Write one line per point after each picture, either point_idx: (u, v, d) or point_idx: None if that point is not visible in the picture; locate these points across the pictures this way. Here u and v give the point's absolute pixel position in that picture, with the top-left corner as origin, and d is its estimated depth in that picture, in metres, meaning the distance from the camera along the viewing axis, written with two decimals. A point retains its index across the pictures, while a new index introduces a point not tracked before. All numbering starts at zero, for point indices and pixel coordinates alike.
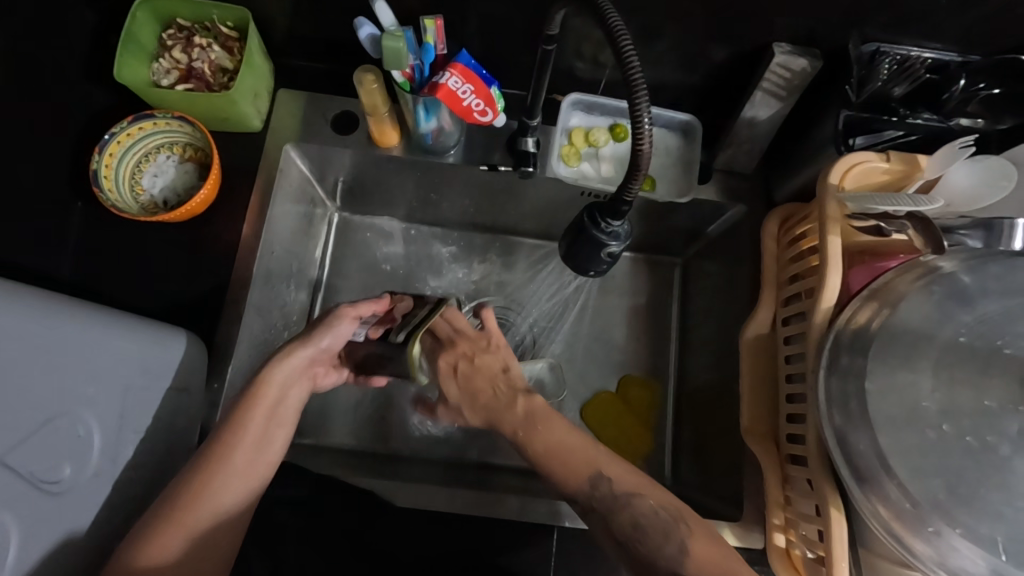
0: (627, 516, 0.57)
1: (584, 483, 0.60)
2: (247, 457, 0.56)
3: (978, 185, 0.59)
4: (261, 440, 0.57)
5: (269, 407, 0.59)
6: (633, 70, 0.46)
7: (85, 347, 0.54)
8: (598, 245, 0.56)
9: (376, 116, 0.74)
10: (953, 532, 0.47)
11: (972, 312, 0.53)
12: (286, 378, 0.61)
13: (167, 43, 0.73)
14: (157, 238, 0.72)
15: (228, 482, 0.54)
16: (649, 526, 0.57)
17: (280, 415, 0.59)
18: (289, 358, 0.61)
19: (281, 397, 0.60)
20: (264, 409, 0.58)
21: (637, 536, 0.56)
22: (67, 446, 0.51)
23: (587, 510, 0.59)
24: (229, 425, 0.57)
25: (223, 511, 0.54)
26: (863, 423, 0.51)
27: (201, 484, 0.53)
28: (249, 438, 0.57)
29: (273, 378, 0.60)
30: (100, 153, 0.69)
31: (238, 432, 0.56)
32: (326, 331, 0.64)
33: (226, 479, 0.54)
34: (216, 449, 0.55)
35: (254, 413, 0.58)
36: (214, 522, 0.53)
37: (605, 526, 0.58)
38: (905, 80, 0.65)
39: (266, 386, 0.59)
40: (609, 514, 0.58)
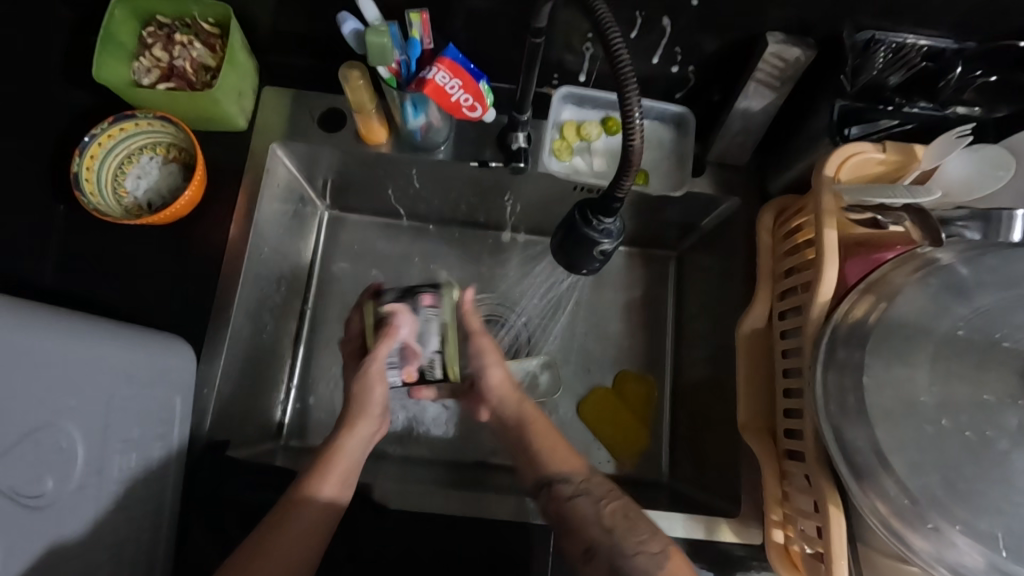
0: (617, 505, 0.64)
1: (579, 468, 0.68)
2: (333, 482, 0.62)
3: (973, 174, 0.59)
4: (343, 475, 0.63)
5: (349, 457, 0.65)
6: (623, 63, 0.45)
7: (71, 357, 0.52)
8: (591, 244, 0.54)
9: (363, 113, 0.72)
10: (952, 529, 0.47)
11: (970, 305, 0.51)
12: (353, 448, 0.66)
13: (148, 41, 0.71)
14: (142, 242, 0.70)
15: (323, 493, 0.60)
16: (634, 517, 0.63)
17: (354, 459, 0.65)
18: (355, 429, 0.67)
19: (353, 461, 0.65)
20: (343, 460, 0.64)
21: (626, 525, 0.62)
22: (51, 459, 0.49)
23: (577, 492, 0.65)
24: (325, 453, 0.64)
25: (316, 514, 0.59)
26: (860, 416, 0.51)
27: (300, 487, 0.60)
28: (340, 464, 0.63)
29: (343, 446, 0.65)
30: (81, 156, 0.67)
31: (327, 465, 0.63)
32: (370, 401, 0.69)
33: (324, 488, 0.60)
34: (313, 467, 0.62)
35: (339, 456, 0.64)
36: (306, 527, 0.58)
37: (599, 512, 0.63)
38: (901, 69, 0.63)
39: (342, 445, 0.65)
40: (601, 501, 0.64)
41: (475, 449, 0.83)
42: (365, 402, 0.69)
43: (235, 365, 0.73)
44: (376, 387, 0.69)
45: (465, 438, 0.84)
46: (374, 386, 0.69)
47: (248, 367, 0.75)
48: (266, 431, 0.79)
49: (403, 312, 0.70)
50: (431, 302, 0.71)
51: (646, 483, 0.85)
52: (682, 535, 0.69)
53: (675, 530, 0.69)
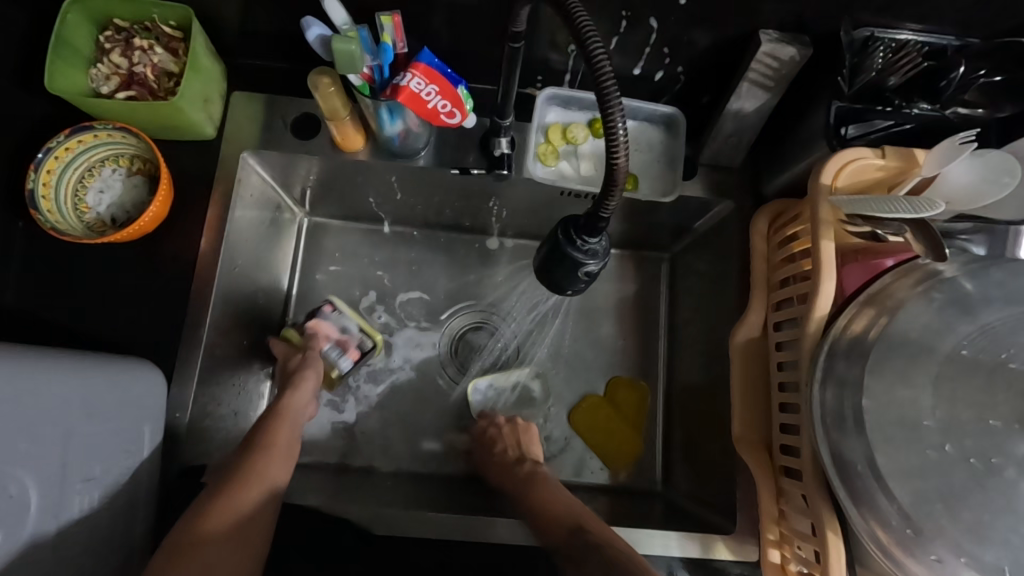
0: (596, 569, 0.58)
1: (562, 531, 0.63)
2: (281, 461, 0.65)
3: (977, 181, 0.55)
4: (286, 448, 0.66)
5: (285, 432, 0.68)
6: (605, 73, 0.42)
7: (22, 396, 0.48)
8: (575, 265, 0.51)
9: (337, 120, 0.69)
10: (957, 561, 0.45)
11: (975, 323, 0.49)
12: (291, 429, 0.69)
13: (105, 46, 0.67)
14: (106, 259, 0.67)
15: (269, 473, 0.63)
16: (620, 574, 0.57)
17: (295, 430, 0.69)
18: (302, 383, 0.73)
19: (297, 418, 0.70)
20: (282, 437, 0.67)
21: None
22: (1, 508, 0.47)
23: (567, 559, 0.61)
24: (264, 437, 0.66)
25: (264, 498, 0.60)
26: (861, 439, 0.49)
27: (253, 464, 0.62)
28: (281, 441, 0.66)
29: (289, 404, 0.71)
30: (37, 171, 0.63)
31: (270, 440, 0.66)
32: (308, 376, 0.74)
33: (269, 467, 0.63)
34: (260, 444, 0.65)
35: (281, 426, 0.68)
36: (256, 511, 0.59)
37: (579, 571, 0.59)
38: (899, 70, 0.59)
39: (288, 410, 0.70)
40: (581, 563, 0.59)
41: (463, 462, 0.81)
42: (304, 376, 0.73)
43: (209, 386, 0.70)
44: (311, 372, 0.74)
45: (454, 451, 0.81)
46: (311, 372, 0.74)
47: (224, 386, 0.73)
48: None
49: (319, 325, 0.79)
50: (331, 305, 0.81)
51: (640, 494, 0.83)
52: (676, 554, 0.67)
53: (670, 549, 0.67)
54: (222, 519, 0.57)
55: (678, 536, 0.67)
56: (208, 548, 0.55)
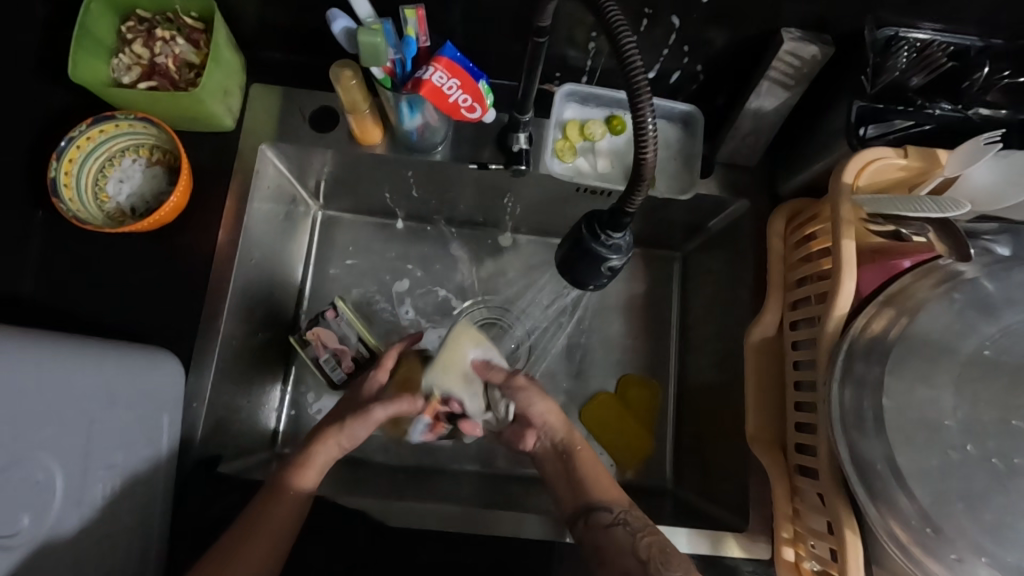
0: (656, 542, 0.60)
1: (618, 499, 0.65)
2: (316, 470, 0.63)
3: (1001, 181, 0.55)
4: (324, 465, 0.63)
5: (329, 449, 0.64)
6: (635, 69, 0.42)
7: (47, 383, 0.49)
8: (598, 260, 0.51)
9: (356, 113, 0.69)
10: (978, 560, 0.45)
11: (997, 324, 0.49)
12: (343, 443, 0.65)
13: (127, 37, 0.67)
14: (125, 249, 0.67)
15: (307, 479, 0.62)
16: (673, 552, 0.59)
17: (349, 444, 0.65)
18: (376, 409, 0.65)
19: (353, 439, 0.65)
20: (321, 454, 0.64)
21: (662, 559, 0.58)
22: (27, 493, 0.47)
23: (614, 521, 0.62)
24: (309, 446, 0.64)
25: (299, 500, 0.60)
26: (881, 439, 0.49)
27: (290, 473, 0.61)
28: (324, 453, 0.64)
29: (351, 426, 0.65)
30: (58, 160, 0.64)
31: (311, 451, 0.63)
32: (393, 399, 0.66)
33: (308, 474, 0.62)
34: (299, 457, 0.63)
35: (332, 438, 0.65)
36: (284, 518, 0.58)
37: (636, 545, 0.59)
38: (923, 70, 0.60)
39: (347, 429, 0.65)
40: (639, 531, 0.61)
41: (474, 457, 0.81)
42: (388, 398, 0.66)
43: (226, 377, 0.70)
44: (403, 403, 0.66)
45: (467, 447, 0.82)
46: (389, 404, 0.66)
47: (240, 377, 0.73)
48: (262, 441, 0.77)
49: (320, 333, 0.78)
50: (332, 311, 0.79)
51: (650, 491, 0.83)
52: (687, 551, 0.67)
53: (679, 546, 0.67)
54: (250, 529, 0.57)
55: (688, 532, 0.67)
56: (248, 541, 0.56)
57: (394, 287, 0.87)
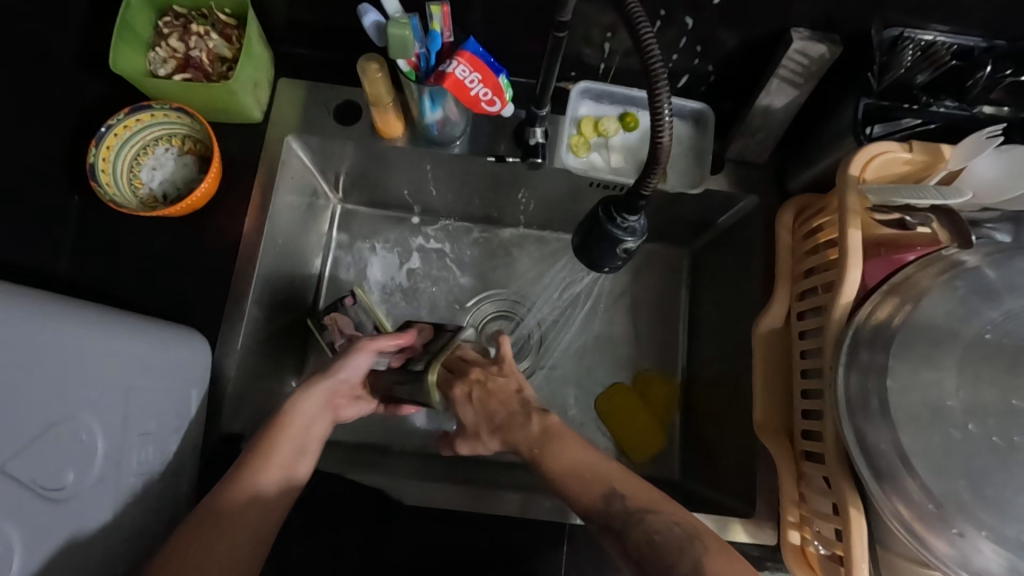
0: (642, 533, 0.54)
1: (594, 497, 0.57)
2: (278, 464, 0.58)
3: (1004, 175, 0.58)
4: (294, 450, 0.61)
5: (295, 430, 0.62)
6: (654, 57, 0.44)
7: (90, 352, 0.51)
8: (615, 242, 0.54)
9: (379, 105, 0.72)
10: (978, 534, 0.47)
11: (999, 308, 0.51)
12: (304, 421, 0.63)
13: (164, 31, 0.70)
14: (156, 232, 0.70)
15: (263, 479, 0.57)
16: (666, 543, 0.53)
17: (298, 440, 0.61)
18: (313, 389, 0.66)
19: (305, 432, 0.62)
20: (293, 430, 0.62)
21: (651, 555, 0.53)
22: (73, 453, 0.49)
23: (602, 529, 0.56)
24: (275, 421, 0.62)
25: (264, 502, 0.56)
26: (885, 420, 0.51)
27: (233, 484, 0.55)
28: (287, 439, 0.61)
29: (297, 410, 0.63)
30: (97, 146, 0.67)
31: (270, 446, 0.59)
32: (349, 367, 0.70)
33: (261, 476, 0.57)
34: (256, 453, 0.59)
35: (283, 432, 0.61)
36: (256, 518, 0.55)
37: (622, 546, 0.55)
38: (929, 67, 0.63)
39: (293, 417, 0.62)
40: (622, 527, 0.55)
41: None
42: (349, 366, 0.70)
43: (248, 359, 0.72)
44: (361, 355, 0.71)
45: None
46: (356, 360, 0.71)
47: (261, 359, 0.76)
48: None
49: (339, 319, 0.80)
50: (351, 301, 0.81)
51: (657, 481, 0.84)
52: None
53: None
54: (216, 540, 0.52)
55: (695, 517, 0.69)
56: (210, 542, 0.52)
57: (420, 279, 0.90)
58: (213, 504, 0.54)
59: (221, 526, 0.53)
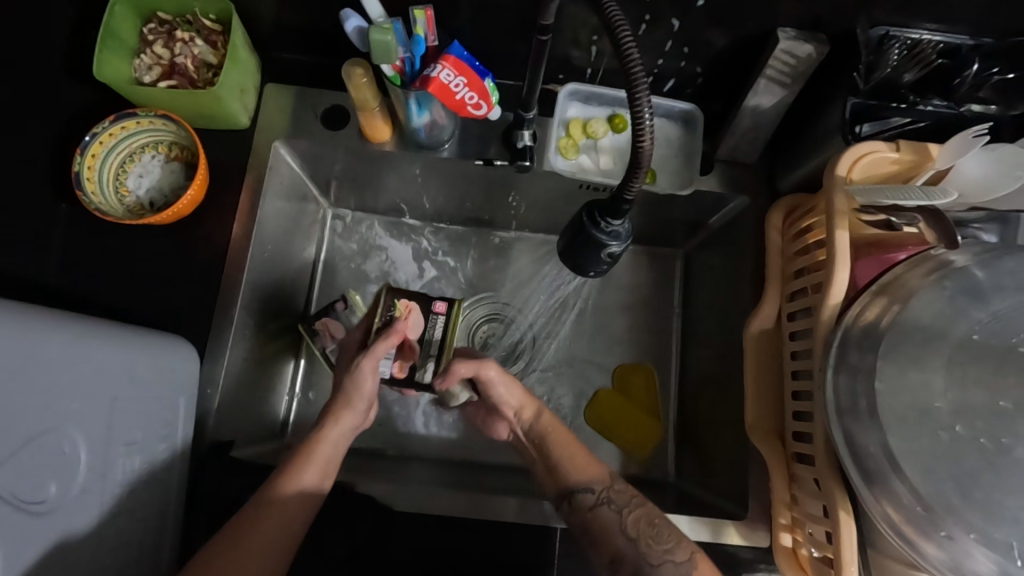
0: (642, 514, 0.60)
1: (601, 474, 0.64)
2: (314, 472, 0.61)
3: (993, 174, 0.57)
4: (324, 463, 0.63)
5: (326, 450, 0.63)
6: (633, 61, 0.44)
7: (74, 363, 0.51)
8: (599, 247, 0.54)
9: (366, 111, 0.71)
10: (967, 537, 0.46)
11: (986, 309, 0.51)
12: (333, 443, 0.65)
13: (149, 38, 0.70)
14: (143, 240, 0.70)
15: (302, 481, 0.59)
16: (661, 524, 0.59)
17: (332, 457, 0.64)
18: (339, 419, 0.66)
19: (335, 450, 0.65)
20: (324, 449, 0.63)
21: (651, 533, 0.59)
22: (55, 465, 0.49)
23: (601, 500, 0.62)
24: (305, 445, 0.63)
25: (300, 504, 0.58)
26: (873, 422, 0.50)
27: (276, 485, 0.58)
28: (319, 455, 0.63)
29: (326, 434, 0.65)
30: (82, 155, 0.66)
31: (307, 453, 0.62)
32: (358, 395, 0.67)
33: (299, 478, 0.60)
34: (293, 461, 0.61)
35: (317, 450, 0.63)
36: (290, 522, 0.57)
37: (624, 523, 0.60)
38: (915, 67, 0.62)
39: (323, 439, 0.64)
40: (624, 506, 0.61)
41: (478, 447, 0.83)
42: (355, 392, 0.67)
43: (239, 366, 0.72)
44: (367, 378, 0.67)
45: (469, 439, 0.83)
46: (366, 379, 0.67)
47: (252, 366, 0.75)
48: (271, 430, 0.79)
49: (331, 324, 0.80)
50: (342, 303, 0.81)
51: (652, 483, 0.84)
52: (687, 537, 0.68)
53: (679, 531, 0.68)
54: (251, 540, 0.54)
55: (689, 519, 0.69)
56: (252, 531, 0.55)
57: (413, 283, 0.90)
58: (254, 507, 0.56)
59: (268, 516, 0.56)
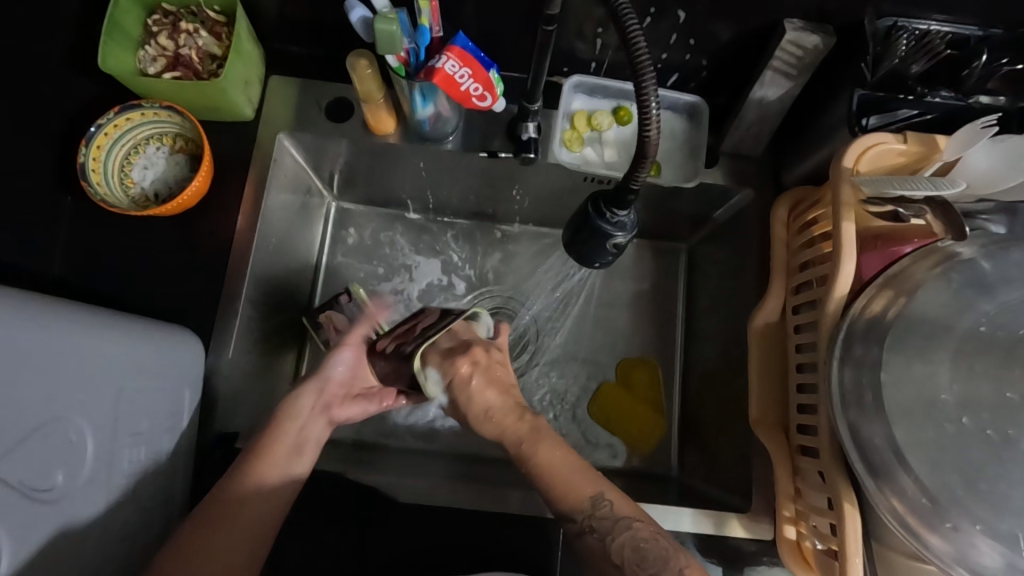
0: (627, 539, 0.57)
1: (583, 501, 0.59)
2: (275, 465, 0.59)
3: (1001, 165, 0.57)
4: (290, 450, 0.61)
5: (285, 439, 0.62)
6: (640, 51, 0.44)
7: (81, 353, 0.51)
8: (604, 237, 0.54)
9: (371, 102, 0.71)
10: (972, 529, 0.46)
11: (993, 302, 0.51)
12: (297, 427, 0.63)
13: (153, 29, 0.70)
14: (147, 232, 0.70)
15: (262, 475, 0.58)
16: (647, 548, 0.57)
17: (294, 445, 0.62)
18: (298, 401, 0.65)
19: (301, 435, 0.63)
20: (288, 433, 0.62)
21: (636, 559, 0.57)
22: (61, 454, 0.49)
23: (585, 530, 0.59)
24: (266, 436, 0.62)
25: (261, 499, 0.57)
26: (878, 413, 0.50)
27: (236, 481, 0.57)
28: (283, 441, 0.61)
29: (290, 417, 0.64)
30: (88, 146, 0.67)
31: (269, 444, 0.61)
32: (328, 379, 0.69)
33: (264, 472, 0.58)
34: (254, 455, 0.60)
35: (279, 438, 0.62)
36: (247, 520, 0.55)
37: (608, 551, 0.57)
38: (923, 57, 0.61)
39: (288, 420, 0.63)
40: (608, 534, 0.58)
41: (481, 440, 0.83)
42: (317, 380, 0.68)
43: (243, 358, 0.73)
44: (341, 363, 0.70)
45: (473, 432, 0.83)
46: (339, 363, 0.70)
47: (256, 358, 0.76)
48: None
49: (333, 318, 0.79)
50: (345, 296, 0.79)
51: (655, 476, 0.84)
52: (690, 530, 0.68)
53: (682, 524, 0.68)
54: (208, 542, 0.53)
55: (692, 513, 0.68)
56: (218, 527, 0.54)
57: (416, 276, 0.89)
58: (211, 505, 0.55)
59: (230, 514, 0.55)
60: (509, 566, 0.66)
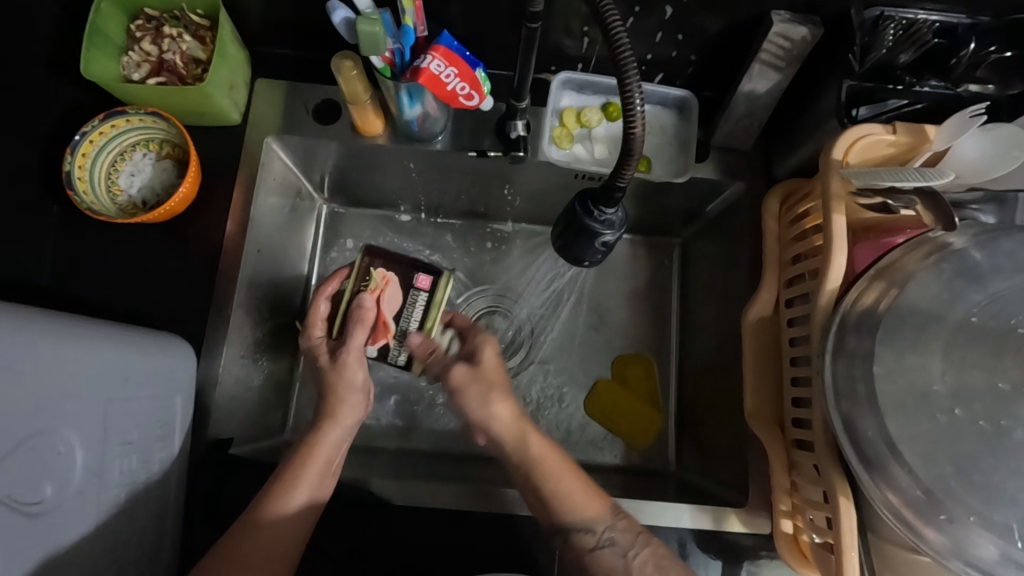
0: (649, 556, 0.57)
1: (601, 513, 0.59)
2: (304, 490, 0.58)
3: (990, 156, 0.56)
4: (322, 476, 0.60)
5: (319, 466, 0.61)
6: (622, 48, 0.44)
7: (67, 365, 0.51)
8: (593, 235, 0.55)
9: (358, 104, 0.71)
10: (968, 520, 0.46)
11: (984, 291, 0.50)
12: (333, 447, 0.62)
13: (136, 35, 0.69)
14: (136, 239, 0.69)
15: (289, 500, 0.57)
16: (669, 566, 0.56)
17: (328, 469, 0.61)
18: (337, 421, 0.64)
19: (335, 454, 0.62)
20: (322, 454, 0.61)
21: None
22: (49, 466, 0.49)
23: (603, 542, 0.57)
24: (299, 453, 0.61)
25: (286, 527, 0.56)
26: (870, 406, 0.50)
27: (265, 506, 0.57)
28: (315, 464, 0.60)
29: (324, 439, 0.62)
30: (73, 154, 0.66)
31: (302, 467, 0.60)
32: (345, 390, 0.65)
33: (295, 496, 0.58)
34: (282, 474, 0.59)
35: (309, 466, 0.60)
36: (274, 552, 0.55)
37: (629, 566, 0.56)
38: (911, 46, 0.61)
39: (322, 443, 0.62)
40: (629, 548, 0.57)
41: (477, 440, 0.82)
42: (346, 395, 0.65)
43: (235, 364, 0.72)
44: (353, 370, 0.66)
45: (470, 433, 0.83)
46: (352, 372, 0.66)
47: (249, 364, 0.75)
48: (271, 428, 0.79)
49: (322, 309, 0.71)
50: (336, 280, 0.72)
51: (653, 473, 0.84)
52: (689, 526, 0.68)
53: (681, 521, 0.68)
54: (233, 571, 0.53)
55: (690, 509, 0.68)
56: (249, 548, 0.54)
57: None
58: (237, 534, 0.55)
59: (260, 537, 0.55)
60: (507, 567, 0.66)
